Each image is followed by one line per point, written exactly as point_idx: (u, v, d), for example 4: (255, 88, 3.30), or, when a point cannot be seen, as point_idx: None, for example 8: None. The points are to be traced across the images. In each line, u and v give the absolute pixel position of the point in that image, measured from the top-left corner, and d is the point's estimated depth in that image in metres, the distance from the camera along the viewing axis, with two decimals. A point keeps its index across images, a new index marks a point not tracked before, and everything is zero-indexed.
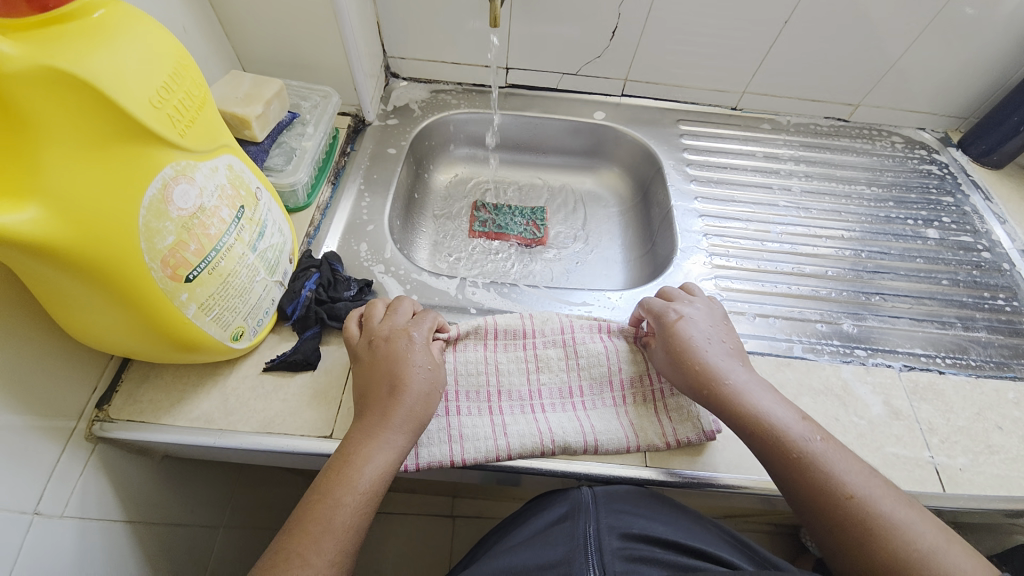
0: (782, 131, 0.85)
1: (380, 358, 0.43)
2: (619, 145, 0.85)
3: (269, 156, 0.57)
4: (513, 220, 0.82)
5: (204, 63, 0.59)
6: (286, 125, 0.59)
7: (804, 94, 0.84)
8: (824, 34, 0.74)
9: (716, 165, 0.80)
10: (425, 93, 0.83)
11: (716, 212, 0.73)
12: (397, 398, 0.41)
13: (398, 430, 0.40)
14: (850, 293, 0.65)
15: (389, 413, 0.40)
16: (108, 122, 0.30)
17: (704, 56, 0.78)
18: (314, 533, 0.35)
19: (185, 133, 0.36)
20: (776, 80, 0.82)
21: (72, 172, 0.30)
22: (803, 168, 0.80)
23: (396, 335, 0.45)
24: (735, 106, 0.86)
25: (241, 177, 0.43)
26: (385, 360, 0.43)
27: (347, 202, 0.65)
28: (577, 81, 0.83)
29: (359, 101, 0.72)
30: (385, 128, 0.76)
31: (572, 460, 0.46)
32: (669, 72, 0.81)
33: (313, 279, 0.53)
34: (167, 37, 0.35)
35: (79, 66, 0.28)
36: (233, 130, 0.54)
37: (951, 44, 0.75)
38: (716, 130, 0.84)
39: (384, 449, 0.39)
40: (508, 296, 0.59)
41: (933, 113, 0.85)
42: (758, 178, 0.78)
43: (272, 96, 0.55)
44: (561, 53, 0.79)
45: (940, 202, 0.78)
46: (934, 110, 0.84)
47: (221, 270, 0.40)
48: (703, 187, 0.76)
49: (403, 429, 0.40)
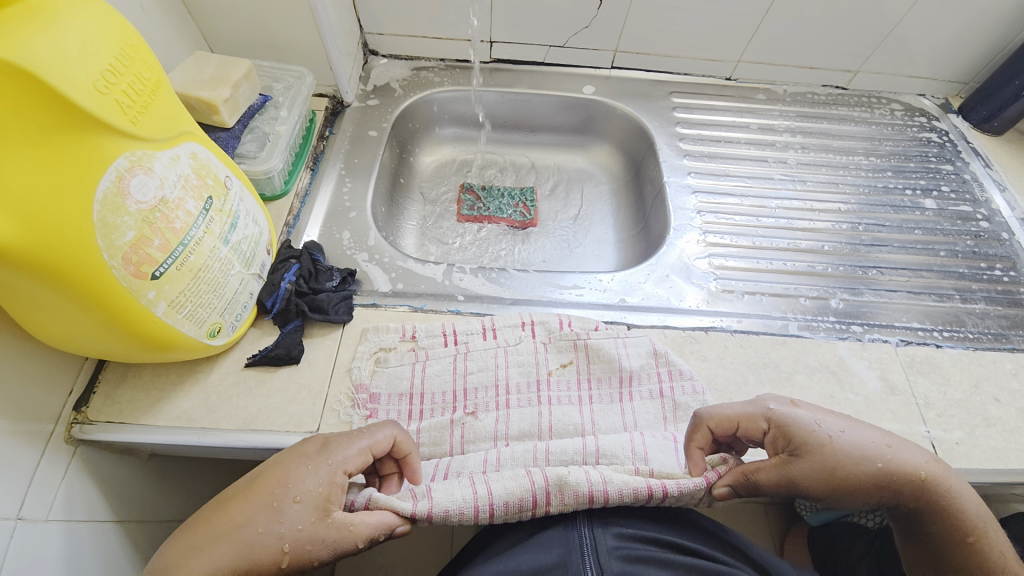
0: (777, 101, 0.83)
1: (277, 466, 0.37)
2: (609, 120, 0.82)
3: (242, 142, 0.54)
4: (502, 202, 0.80)
5: (167, 44, 0.55)
6: (258, 108, 0.56)
7: (800, 61, 0.80)
8: None
9: (710, 139, 0.77)
10: (407, 71, 0.79)
11: (710, 187, 0.71)
12: (258, 508, 0.35)
13: (237, 541, 0.34)
14: (846, 268, 0.63)
15: (238, 520, 0.35)
16: (49, 110, 0.28)
17: (697, 23, 0.75)
18: (208, 544, 0.34)
19: (139, 120, 0.33)
20: (771, 47, 0.78)
21: (13, 166, 0.28)
22: (799, 139, 0.78)
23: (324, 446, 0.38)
24: (729, 76, 0.83)
25: (207, 165, 0.40)
26: (278, 468, 0.37)
27: (329, 189, 0.63)
28: (565, 54, 0.80)
29: (336, 82, 0.68)
30: (365, 109, 0.73)
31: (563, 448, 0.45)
32: (660, 42, 0.78)
33: (293, 271, 0.51)
34: (113, 15, 0.32)
35: (10, 50, 0.26)
36: (200, 116, 0.51)
37: (954, 4, 0.71)
38: (710, 102, 0.82)
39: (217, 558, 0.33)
40: (496, 281, 0.57)
41: (934, 78, 0.82)
42: (753, 151, 0.76)
43: (241, 79, 0.52)
44: (547, 24, 0.75)
45: (939, 171, 0.76)
46: (935, 74, 0.81)
47: (191, 265, 0.38)
48: (697, 162, 0.74)
49: (242, 543, 0.34)
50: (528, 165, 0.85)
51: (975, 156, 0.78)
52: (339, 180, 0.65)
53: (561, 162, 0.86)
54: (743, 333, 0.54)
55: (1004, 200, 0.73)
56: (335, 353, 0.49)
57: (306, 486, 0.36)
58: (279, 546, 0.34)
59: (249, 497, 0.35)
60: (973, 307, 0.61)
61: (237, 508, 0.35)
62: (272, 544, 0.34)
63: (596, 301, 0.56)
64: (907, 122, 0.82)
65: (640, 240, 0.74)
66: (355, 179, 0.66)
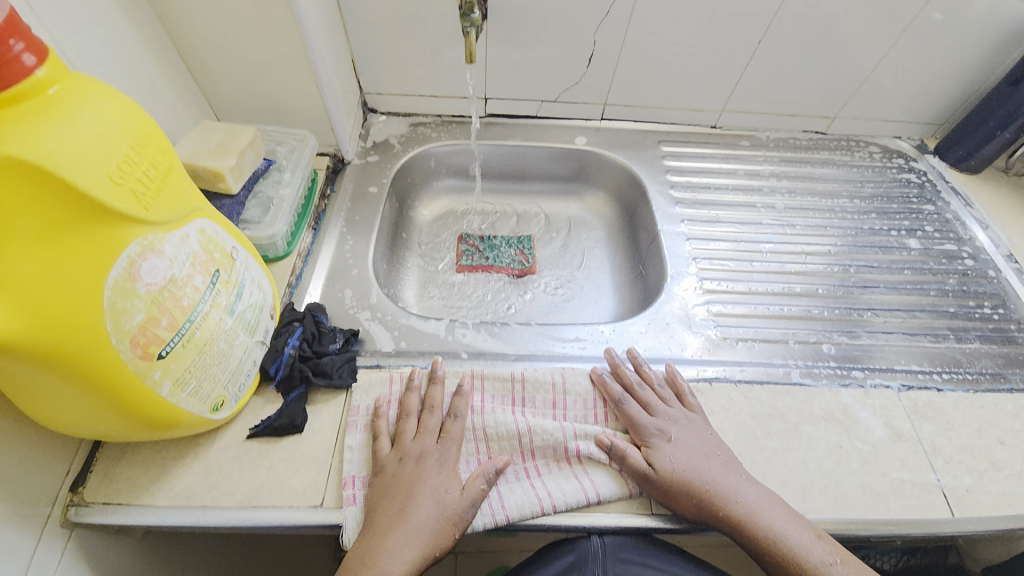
0: (761, 147, 0.86)
1: (404, 473, 0.43)
2: (602, 169, 0.85)
3: (245, 208, 0.55)
4: (502, 251, 0.81)
5: (175, 114, 0.57)
6: (262, 173, 0.58)
7: (781, 109, 0.84)
8: (797, 51, 0.75)
9: (699, 186, 0.80)
10: (404, 127, 0.82)
11: (702, 233, 0.73)
12: (406, 516, 0.41)
13: (416, 540, 0.40)
14: (842, 311, 0.64)
15: (401, 531, 0.40)
16: (63, 203, 0.28)
17: (682, 78, 0.79)
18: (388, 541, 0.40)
19: (152, 205, 0.33)
20: (752, 97, 0.82)
21: (26, 261, 0.28)
22: (785, 184, 0.81)
23: (426, 453, 0.45)
24: (714, 125, 0.87)
25: (215, 238, 0.41)
26: (407, 477, 0.43)
27: (330, 247, 0.64)
28: (557, 108, 0.83)
29: (337, 142, 0.70)
30: (365, 166, 0.75)
31: (573, 512, 0.45)
32: (647, 95, 0.81)
33: (297, 334, 0.51)
34: (130, 107, 0.34)
35: (30, 151, 0.27)
36: (206, 184, 0.52)
37: (921, 56, 0.76)
38: (697, 149, 0.85)
39: (408, 551, 0.40)
40: (499, 336, 0.57)
41: (908, 122, 0.87)
42: (741, 197, 0.78)
43: (246, 146, 0.54)
44: (539, 81, 0.79)
45: (921, 211, 0.79)
46: (908, 119, 0.86)
47: (197, 340, 0.38)
48: (688, 209, 0.76)
49: (422, 542, 0.40)
50: (524, 212, 0.87)
51: (954, 195, 0.81)
52: (340, 237, 0.66)
53: (556, 208, 0.88)
54: (746, 383, 0.55)
55: (986, 237, 0.75)
56: (339, 417, 0.48)
57: (445, 482, 0.43)
58: (450, 525, 0.41)
59: (409, 511, 0.41)
60: (969, 347, 0.62)
61: (394, 522, 0.41)
62: (446, 526, 0.41)
63: (599, 354, 0.57)
64: (886, 164, 0.86)
65: (638, 285, 0.75)
66: (356, 235, 0.67)
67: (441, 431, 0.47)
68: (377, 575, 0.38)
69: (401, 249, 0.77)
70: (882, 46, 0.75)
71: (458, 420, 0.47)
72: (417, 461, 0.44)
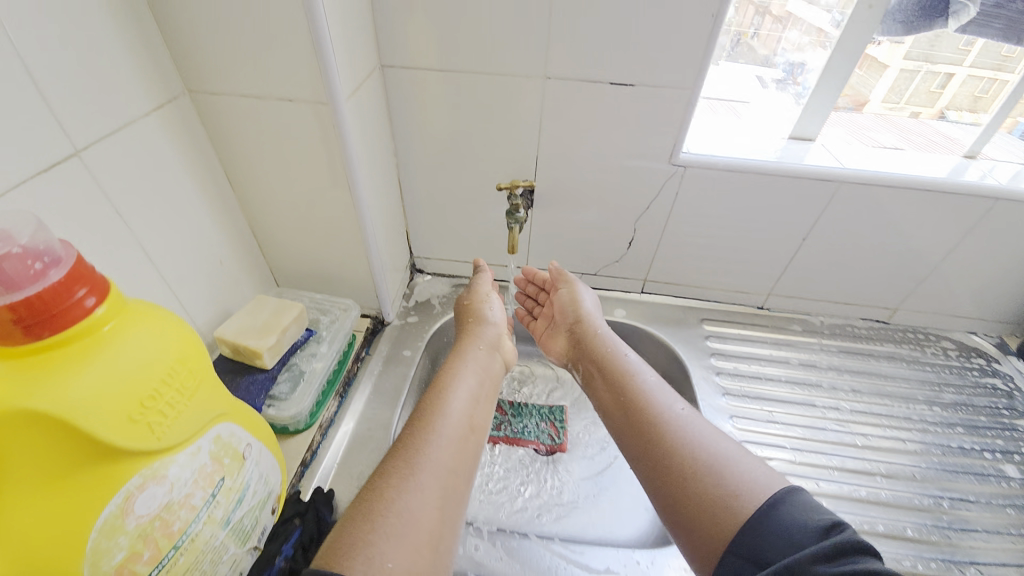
0: (816, 333, 0.82)
1: (429, 411, 0.51)
2: (643, 342, 0.82)
3: (276, 382, 0.55)
4: (529, 421, 0.78)
5: (235, 285, 0.61)
6: (300, 344, 0.59)
7: (835, 297, 0.81)
8: (849, 248, 0.73)
9: (750, 374, 0.75)
10: (447, 288, 0.85)
11: (758, 437, 0.67)
12: (415, 460, 0.46)
13: (439, 443, 0.48)
14: (939, 564, 0.56)
15: (416, 456, 0.46)
16: (74, 450, 0.28)
17: (725, 263, 0.78)
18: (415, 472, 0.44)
19: (165, 431, 0.33)
20: (802, 284, 0.79)
21: (18, 512, 0.27)
22: (848, 381, 0.76)
23: (447, 392, 0.55)
24: (761, 305, 0.83)
25: (230, 440, 0.41)
26: (432, 410, 0.51)
27: (354, 417, 0.63)
28: (597, 280, 0.84)
29: (380, 306, 0.73)
30: (403, 328, 0.76)
31: None
32: (690, 274, 0.81)
33: (293, 538, 0.47)
34: (172, 329, 0.35)
35: (55, 404, 0.27)
36: (244, 358, 0.54)
37: (989, 260, 0.72)
38: (745, 330, 0.81)
39: (432, 460, 0.46)
40: (514, 553, 0.55)
41: (981, 319, 0.80)
42: (798, 393, 0.73)
43: (289, 322, 0.56)
44: (581, 256, 0.81)
45: (1015, 427, 0.70)
46: (981, 316, 0.80)
47: (180, 568, 0.35)
48: (740, 404, 0.71)
49: (446, 444, 0.49)
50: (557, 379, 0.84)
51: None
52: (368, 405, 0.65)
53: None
54: None
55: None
56: None
57: (454, 417, 0.52)
58: (434, 506, 0.43)
59: (427, 428, 0.49)
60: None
61: (415, 446, 0.47)
62: (432, 508, 0.42)
63: None
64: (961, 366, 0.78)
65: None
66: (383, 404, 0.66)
67: (458, 432, 0.51)
68: (410, 510, 0.41)
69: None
70: (952, 238, 0.70)
71: (461, 422, 0.52)
72: (424, 430, 0.49)
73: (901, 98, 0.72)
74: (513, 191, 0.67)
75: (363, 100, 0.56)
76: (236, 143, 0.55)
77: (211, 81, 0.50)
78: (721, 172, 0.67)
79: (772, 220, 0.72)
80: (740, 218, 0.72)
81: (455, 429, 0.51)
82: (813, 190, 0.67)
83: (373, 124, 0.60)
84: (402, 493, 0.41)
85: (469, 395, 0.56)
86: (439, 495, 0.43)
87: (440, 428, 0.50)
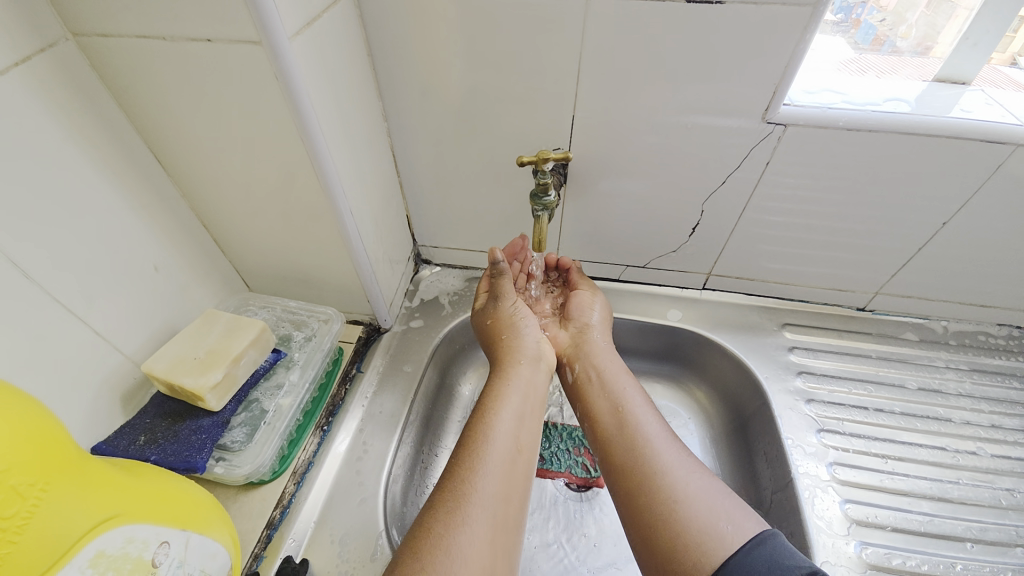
0: (938, 344, 0.62)
1: (473, 433, 0.45)
2: (702, 353, 0.65)
3: (230, 427, 0.44)
4: (559, 447, 0.63)
5: (181, 295, 0.48)
6: (263, 373, 0.47)
7: (968, 298, 0.60)
8: (1006, 236, 0.53)
9: (850, 401, 0.57)
10: (459, 283, 0.70)
11: (864, 492, 0.51)
12: (463, 498, 0.40)
13: (489, 476, 0.42)
14: None
15: (463, 495, 0.40)
16: None
17: (821, 254, 0.59)
18: (464, 516, 0.39)
19: None
20: (925, 282, 0.60)
21: None
22: (987, 413, 0.57)
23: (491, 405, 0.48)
24: (863, 307, 0.64)
25: (125, 553, 0.28)
26: (476, 432, 0.45)
27: (338, 457, 0.50)
28: (645, 273, 0.66)
29: (372, 311, 0.59)
30: (404, 335, 0.62)
31: None
32: (769, 268, 0.62)
33: None
34: None
35: None
36: (185, 399, 0.42)
37: None
38: (841, 340, 0.62)
39: (480, 500, 0.40)
40: None
41: None
42: (918, 429, 0.55)
43: (242, 350, 0.44)
44: (625, 245, 0.63)
45: None
46: None
47: None
48: (837, 442, 0.54)
49: (496, 477, 0.42)
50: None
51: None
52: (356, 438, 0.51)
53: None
54: None
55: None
56: None
57: (503, 436, 0.45)
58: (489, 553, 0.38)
59: (474, 457, 0.43)
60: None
61: (461, 481, 0.41)
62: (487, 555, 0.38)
63: None
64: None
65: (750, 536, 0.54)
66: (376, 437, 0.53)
67: (505, 458, 0.44)
68: (461, 556, 0.36)
69: (439, 440, 0.60)
70: None
71: (505, 444, 0.45)
72: (470, 461, 0.43)
73: (1006, 49, 0.52)
74: (538, 166, 0.50)
75: (321, 39, 0.39)
76: (151, 109, 0.40)
77: (95, 21, 0.35)
78: (833, 134, 0.47)
79: (899, 198, 0.52)
80: (851, 196, 0.52)
81: (499, 456, 0.44)
82: (970, 157, 0.47)
83: (342, 74, 0.43)
84: (453, 540, 0.37)
85: (513, 409, 0.48)
86: (492, 542, 0.39)
87: (487, 457, 0.43)
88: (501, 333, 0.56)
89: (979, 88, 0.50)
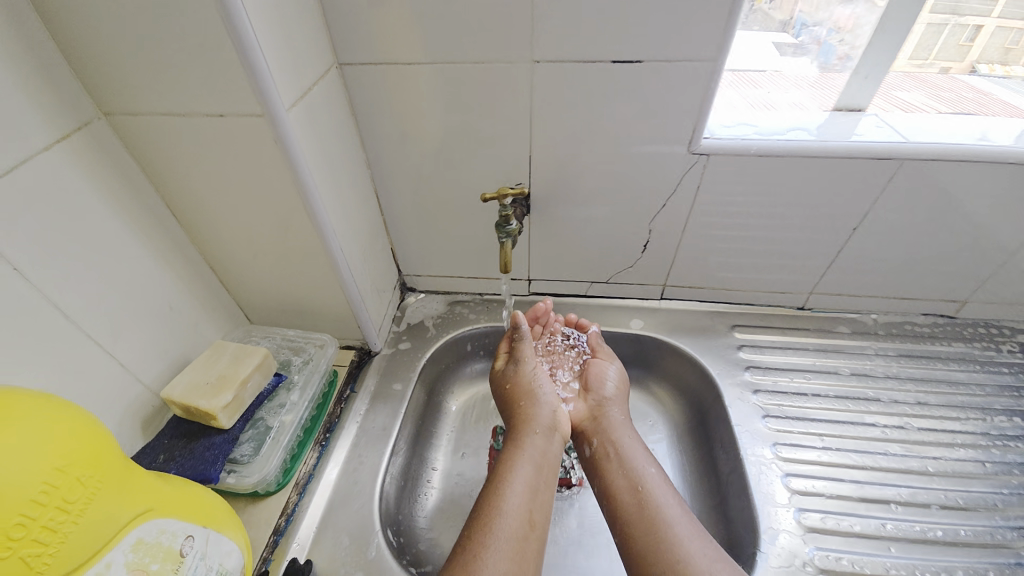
0: (867, 333, 0.70)
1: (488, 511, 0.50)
2: (665, 357, 0.71)
3: (238, 444, 0.49)
4: None
5: (193, 329, 0.54)
6: (266, 395, 0.53)
7: (891, 292, 0.68)
8: (908, 236, 0.61)
9: (790, 390, 0.64)
10: (441, 307, 0.76)
11: (808, 467, 0.57)
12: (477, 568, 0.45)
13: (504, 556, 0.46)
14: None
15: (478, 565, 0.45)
16: None
17: (758, 261, 0.67)
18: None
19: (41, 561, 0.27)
20: (851, 280, 0.68)
21: None
22: (912, 389, 0.64)
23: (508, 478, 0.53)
24: (803, 305, 0.72)
25: (158, 542, 0.34)
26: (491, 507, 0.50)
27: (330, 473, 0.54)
28: (608, 288, 0.74)
29: (364, 336, 0.65)
30: (393, 357, 0.68)
31: None
32: (717, 276, 0.70)
33: None
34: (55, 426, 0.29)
35: None
36: (199, 420, 0.47)
37: None
38: (779, 336, 0.70)
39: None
40: None
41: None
42: (852, 409, 0.62)
43: (248, 374, 0.49)
44: (588, 263, 0.71)
45: None
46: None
47: None
48: (782, 425, 0.60)
49: (508, 556, 0.46)
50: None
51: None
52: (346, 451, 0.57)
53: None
54: None
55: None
56: None
57: (517, 514, 0.50)
58: None
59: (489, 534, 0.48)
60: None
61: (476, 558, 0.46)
62: None
63: None
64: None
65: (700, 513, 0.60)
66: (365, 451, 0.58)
67: (518, 530, 0.49)
68: None
69: (432, 461, 0.65)
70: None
71: (518, 516, 0.50)
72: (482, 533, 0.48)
73: (929, 54, 0.60)
74: (501, 200, 0.58)
75: (310, 105, 0.48)
76: (155, 154, 0.46)
77: (116, 89, 0.42)
78: (749, 159, 0.56)
79: (814, 210, 0.60)
80: (773, 209, 0.61)
81: (522, 530, 0.49)
82: (864, 171, 0.56)
83: (330, 133, 0.52)
84: None
85: (530, 483, 0.53)
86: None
87: (514, 532, 0.48)
88: (519, 402, 0.61)
89: (870, 114, 0.60)
